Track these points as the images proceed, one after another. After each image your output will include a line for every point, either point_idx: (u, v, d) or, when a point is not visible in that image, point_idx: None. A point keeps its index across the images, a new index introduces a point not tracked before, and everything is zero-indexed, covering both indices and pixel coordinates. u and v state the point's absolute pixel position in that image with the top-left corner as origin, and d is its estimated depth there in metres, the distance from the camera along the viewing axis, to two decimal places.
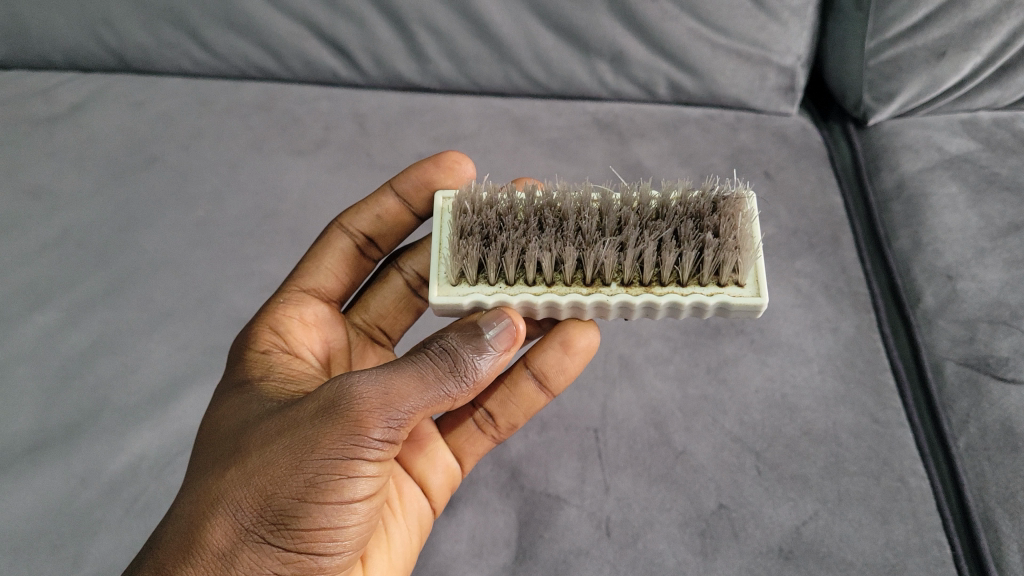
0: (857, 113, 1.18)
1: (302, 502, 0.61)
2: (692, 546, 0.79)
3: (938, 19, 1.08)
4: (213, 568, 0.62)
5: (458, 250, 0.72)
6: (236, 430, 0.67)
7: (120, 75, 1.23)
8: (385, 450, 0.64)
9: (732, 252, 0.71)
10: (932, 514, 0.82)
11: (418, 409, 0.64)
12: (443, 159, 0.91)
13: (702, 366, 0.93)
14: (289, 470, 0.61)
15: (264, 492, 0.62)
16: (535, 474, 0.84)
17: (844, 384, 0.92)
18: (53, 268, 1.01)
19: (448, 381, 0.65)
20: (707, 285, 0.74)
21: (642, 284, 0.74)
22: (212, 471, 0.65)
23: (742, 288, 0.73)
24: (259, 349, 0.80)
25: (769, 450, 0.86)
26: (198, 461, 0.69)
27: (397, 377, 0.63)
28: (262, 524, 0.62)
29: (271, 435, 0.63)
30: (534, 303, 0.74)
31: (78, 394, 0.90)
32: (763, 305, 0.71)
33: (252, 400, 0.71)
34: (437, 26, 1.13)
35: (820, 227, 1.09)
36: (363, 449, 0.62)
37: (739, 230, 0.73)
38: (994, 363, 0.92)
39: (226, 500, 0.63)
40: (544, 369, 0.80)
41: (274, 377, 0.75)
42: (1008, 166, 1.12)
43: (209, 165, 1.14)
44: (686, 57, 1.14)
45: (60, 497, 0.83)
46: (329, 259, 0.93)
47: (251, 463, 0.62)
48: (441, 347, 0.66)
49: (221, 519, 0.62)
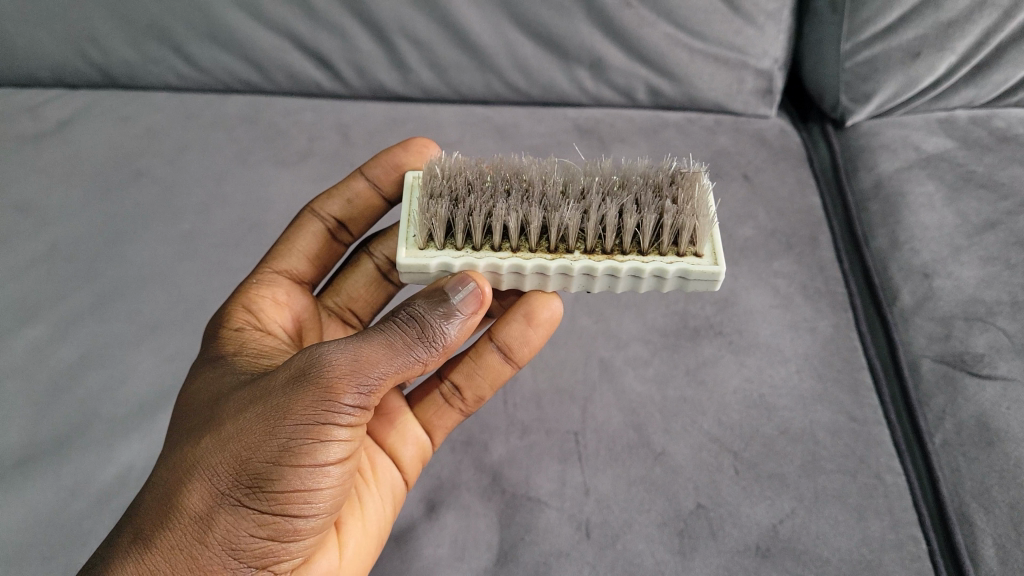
0: (835, 114, 1.20)
1: (276, 466, 0.63)
2: (671, 546, 0.80)
3: (912, 20, 1.09)
4: (191, 531, 0.64)
5: (427, 210, 0.73)
6: (211, 402, 0.70)
7: (107, 91, 1.26)
8: (357, 415, 0.66)
9: (690, 217, 0.73)
10: (908, 510, 0.83)
11: (388, 375, 0.66)
12: (412, 145, 0.94)
13: (681, 368, 0.94)
14: (263, 435, 0.63)
15: (240, 458, 0.63)
16: (516, 477, 0.85)
17: (821, 382, 0.93)
18: (41, 282, 1.02)
19: (418, 347, 0.67)
20: (666, 254, 0.75)
21: (604, 253, 0.75)
22: (189, 440, 0.67)
23: (700, 257, 0.74)
24: (232, 327, 0.82)
25: (747, 450, 0.87)
26: (175, 432, 0.71)
27: (366, 345, 0.65)
28: (238, 488, 0.64)
29: (245, 403, 0.65)
30: (500, 267, 0.74)
31: (67, 406, 0.91)
32: (720, 273, 0.73)
33: (226, 374, 0.73)
34: (417, 36, 1.14)
35: (798, 228, 1.10)
36: (335, 414, 0.63)
37: (697, 199, 0.75)
38: (969, 359, 0.93)
39: (202, 466, 0.64)
40: (508, 343, 0.83)
41: (247, 352, 0.77)
42: (985, 164, 1.13)
43: (195, 178, 1.15)
44: (664, 62, 1.16)
45: (49, 510, 0.84)
46: (301, 242, 0.94)
47: (227, 431, 0.64)
48: (408, 314, 0.68)
49: (198, 484, 0.64)
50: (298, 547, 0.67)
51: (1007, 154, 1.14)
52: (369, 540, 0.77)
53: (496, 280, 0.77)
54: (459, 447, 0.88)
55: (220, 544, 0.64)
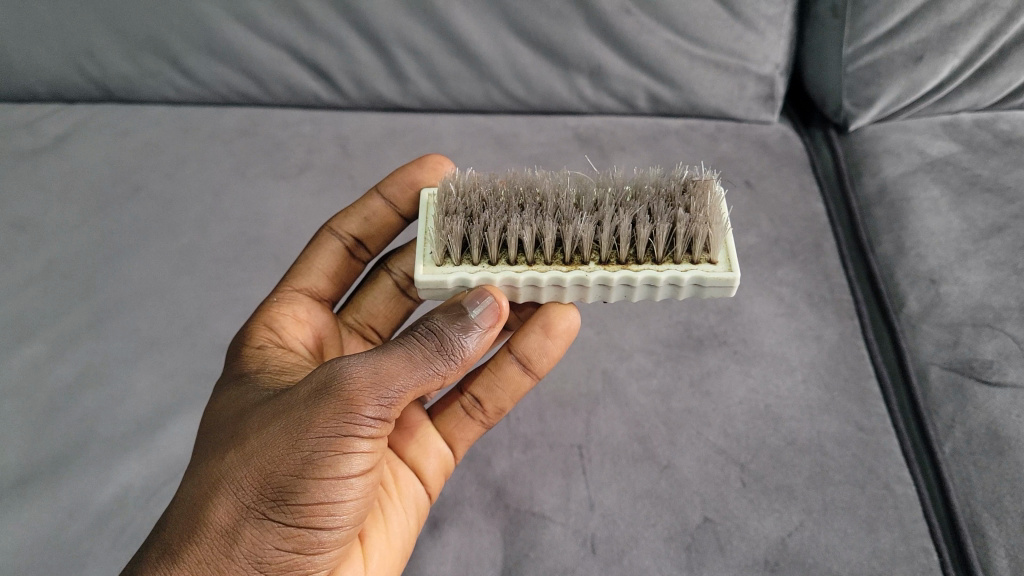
0: (838, 119, 1.19)
1: (299, 479, 0.62)
2: (678, 561, 0.79)
3: (914, 24, 1.08)
4: (217, 546, 0.63)
5: (442, 227, 0.72)
6: (236, 416, 0.69)
7: (104, 105, 1.25)
8: (379, 428, 0.64)
9: (703, 225, 0.71)
10: (918, 521, 0.82)
11: (408, 388, 0.64)
12: (426, 161, 0.95)
13: (685, 379, 0.93)
14: (286, 448, 0.62)
15: (264, 471, 0.62)
16: (520, 492, 0.84)
17: (828, 392, 0.92)
18: (39, 299, 1.01)
19: (436, 360, 0.66)
20: (681, 262, 0.74)
21: (619, 262, 0.74)
22: (215, 455, 0.66)
23: (715, 264, 0.73)
24: (254, 344, 0.81)
25: (754, 461, 0.86)
26: (200, 449, 0.70)
27: (386, 358, 0.64)
28: (263, 501, 0.63)
29: (267, 417, 0.64)
30: (516, 280, 0.73)
31: (65, 426, 0.90)
32: (735, 279, 0.72)
33: (249, 390, 0.72)
34: (415, 46, 1.14)
35: (802, 235, 1.08)
36: (356, 426, 0.62)
37: (709, 207, 0.74)
38: (979, 366, 0.92)
39: (228, 480, 0.63)
40: (527, 354, 0.81)
41: (269, 368, 0.76)
42: (990, 167, 1.12)
43: (192, 193, 1.14)
44: (665, 69, 1.15)
45: (47, 532, 0.82)
46: (320, 260, 0.93)
47: (251, 445, 0.63)
48: (427, 328, 0.67)
49: (223, 499, 0.63)
50: (324, 560, 0.66)
51: (1012, 158, 1.13)
52: (394, 553, 0.76)
53: (512, 293, 0.76)
54: (461, 462, 0.87)
55: (246, 558, 0.63)
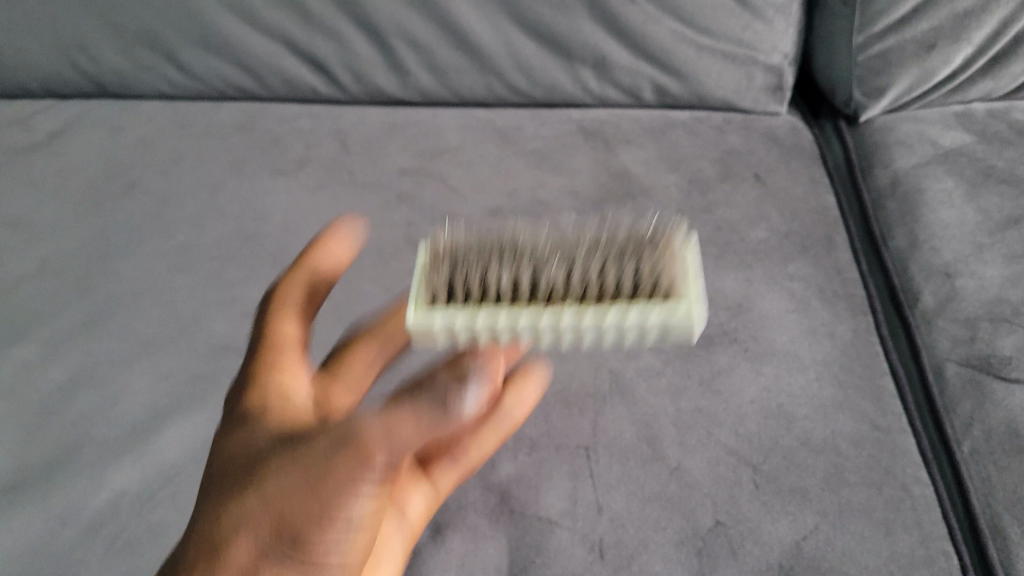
0: (848, 110, 1.17)
1: (310, 530, 0.53)
2: (689, 565, 0.76)
3: (926, 11, 1.06)
4: None
5: (427, 277, 0.67)
6: (251, 460, 0.60)
7: (98, 100, 1.23)
8: (383, 485, 0.53)
9: (666, 274, 0.64)
10: (938, 523, 0.79)
11: (416, 443, 0.53)
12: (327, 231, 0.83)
13: (695, 378, 0.90)
14: (299, 495, 0.53)
15: (280, 518, 0.54)
16: (526, 496, 0.82)
17: (842, 390, 0.89)
18: (30, 300, 0.98)
19: (440, 419, 0.53)
20: (644, 303, 0.63)
21: (595, 302, 0.64)
22: (226, 498, 0.58)
23: (678, 304, 0.63)
24: (249, 376, 0.71)
25: (767, 463, 0.83)
26: (205, 492, 0.62)
27: (398, 408, 0.53)
28: (278, 550, 0.54)
29: (284, 460, 0.56)
30: (480, 325, 0.64)
31: (58, 430, 0.88)
32: (694, 325, 0.63)
33: (259, 428, 0.64)
34: (414, 38, 1.12)
35: (814, 229, 1.04)
36: (371, 481, 0.52)
37: (674, 260, 0.66)
38: (997, 362, 0.89)
39: (245, 525, 0.56)
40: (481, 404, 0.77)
41: (275, 400, 0.68)
42: (1005, 158, 1.09)
43: (187, 188, 1.10)
44: (670, 60, 1.12)
45: (39, 539, 0.80)
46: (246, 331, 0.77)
47: (268, 489, 0.55)
48: (428, 385, 0.54)
49: (241, 541, 0.56)
50: None
51: None
52: None
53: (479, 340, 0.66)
54: None
55: None
